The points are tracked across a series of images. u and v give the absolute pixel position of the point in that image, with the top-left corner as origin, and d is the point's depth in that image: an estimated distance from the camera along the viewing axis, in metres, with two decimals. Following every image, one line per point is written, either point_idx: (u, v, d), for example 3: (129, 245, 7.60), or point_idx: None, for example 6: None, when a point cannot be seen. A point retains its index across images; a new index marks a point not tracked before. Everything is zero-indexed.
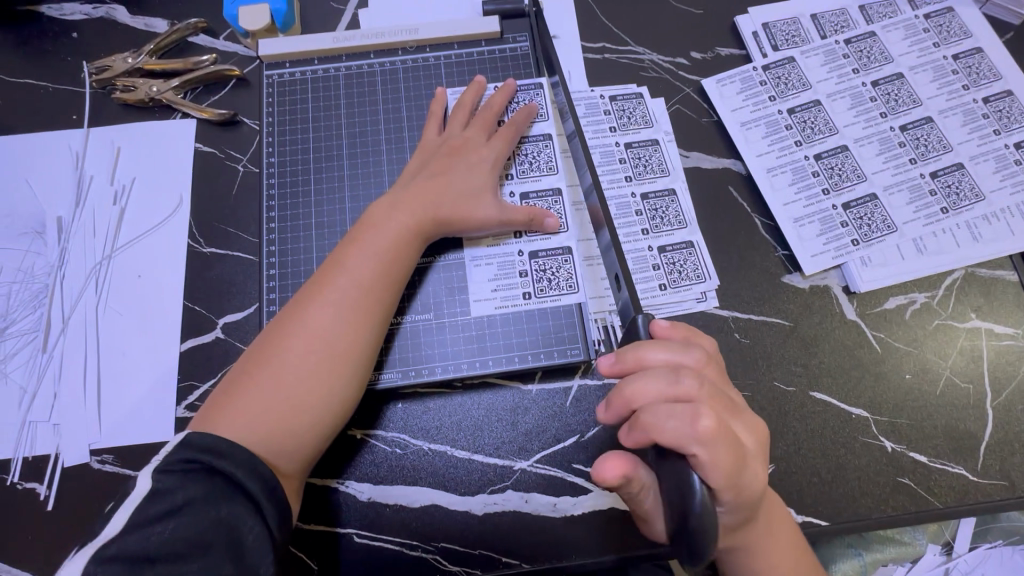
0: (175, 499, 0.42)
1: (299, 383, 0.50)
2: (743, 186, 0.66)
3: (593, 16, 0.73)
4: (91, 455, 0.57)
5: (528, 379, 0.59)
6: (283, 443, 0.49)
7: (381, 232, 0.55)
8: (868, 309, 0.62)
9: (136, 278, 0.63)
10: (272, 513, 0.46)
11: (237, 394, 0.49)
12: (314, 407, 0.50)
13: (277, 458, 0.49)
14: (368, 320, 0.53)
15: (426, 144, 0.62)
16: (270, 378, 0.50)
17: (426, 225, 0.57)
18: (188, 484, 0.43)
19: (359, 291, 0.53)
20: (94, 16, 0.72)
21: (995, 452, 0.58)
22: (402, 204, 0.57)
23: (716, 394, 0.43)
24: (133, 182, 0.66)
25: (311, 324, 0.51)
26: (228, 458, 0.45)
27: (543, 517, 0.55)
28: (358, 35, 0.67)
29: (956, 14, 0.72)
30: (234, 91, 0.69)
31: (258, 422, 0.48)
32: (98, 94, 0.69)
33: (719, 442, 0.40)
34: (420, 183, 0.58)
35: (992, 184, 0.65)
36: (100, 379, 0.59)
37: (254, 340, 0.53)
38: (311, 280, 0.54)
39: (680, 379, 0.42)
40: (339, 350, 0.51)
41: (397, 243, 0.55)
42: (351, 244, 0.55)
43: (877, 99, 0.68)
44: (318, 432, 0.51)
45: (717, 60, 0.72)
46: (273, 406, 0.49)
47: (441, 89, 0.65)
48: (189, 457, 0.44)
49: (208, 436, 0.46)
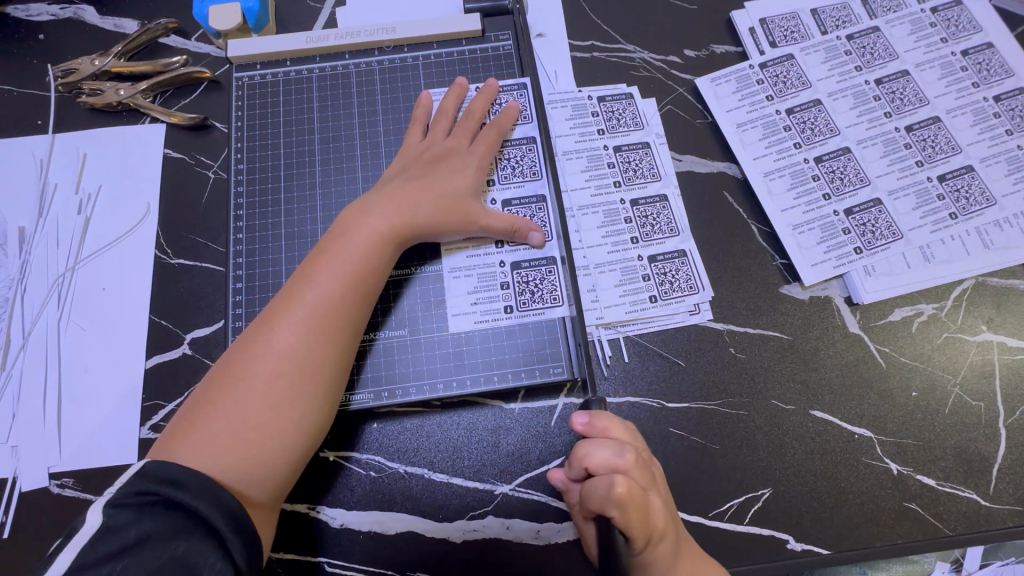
0: (129, 536, 0.40)
1: (267, 407, 0.47)
2: (738, 191, 0.63)
3: (580, 13, 0.69)
4: (49, 478, 0.54)
5: (510, 398, 0.56)
6: (250, 471, 0.46)
7: (353, 244, 0.52)
8: (873, 321, 0.58)
9: (101, 291, 0.60)
10: (238, 547, 0.42)
11: (202, 421, 0.46)
12: (283, 434, 0.47)
13: (246, 487, 0.46)
14: (339, 339, 0.50)
15: (406, 150, 0.58)
16: (236, 403, 0.47)
17: (401, 234, 0.53)
18: (144, 519, 0.40)
19: (329, 308, 0.50)
20: (61, 17, 0.70)
21: (1009, 475, 0.54)
22: (374, 213, 0.53)
23: (646, 468, 0.46)
24: (98, 191, 0.63)
25: (279, 345, 0.48)
26: (191, 491, 0.42)
27: (525, 544, 0.52)
28: (333, 33, 0.64)
29: (965, 7, 0.68)
30: (205, 94, 0.66)
31: (221, 451, 0.45)
32: (65, 98, 0.67)
33: (632, 507, 0.42)
34: (396, 191, 0.54)
35: (1003, 188, 0.61)
36: (62, 398, 0.56)
37: (219, 360, 0.50)
38: (279, 296, 0.51)
39: (620, 452, 0.45)
40: (309, 370, 0.48)
41: (371, 255, 0.52)
42: (320, 256, 0.52)
43: (881, 98, 0.65)
44: (289, 458, 0.48)
45: (711, 58, 0.68)
46: (239, 433, 0.46)
47: (427, 92, 0.61)
48: (145, 490, 0.41)
49: (168, 466, 0.43)
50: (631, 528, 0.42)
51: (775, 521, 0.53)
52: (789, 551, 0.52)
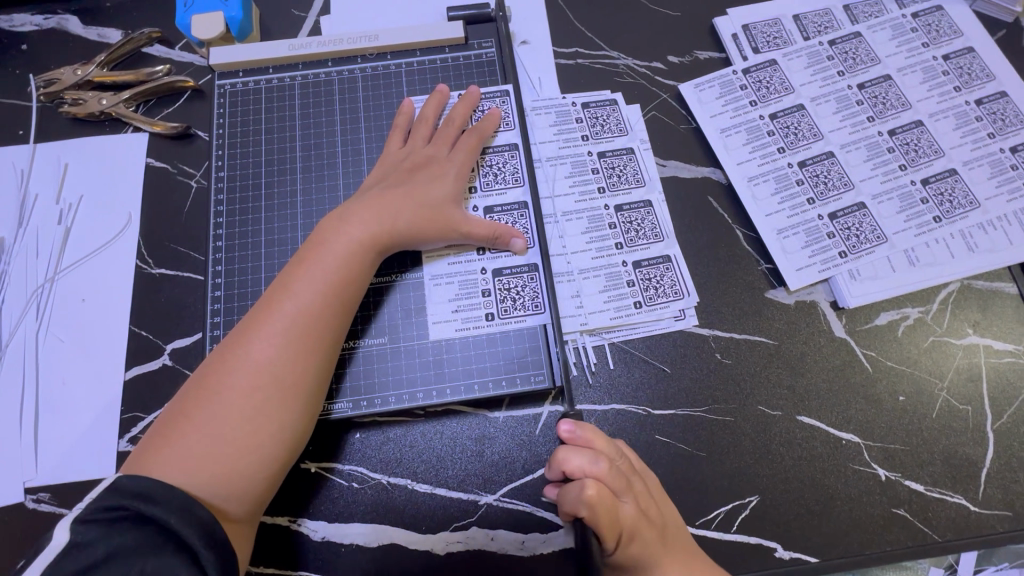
0: (98, 553, 0.39)
1: (244, 420, 0.46)
2: (722, 196, 0.63)
3: (564, 20, 0.70)
4: (25, 493, 0.53)
5: (493, 406, 0.55)
6: (227, 484, 0.45)
7: (332, 253, 0.51)
8: (858, 325, 0.58)
9: (80, 302, 0.59)
10: (211, 561, 0.41)
11: (177, 434, 0.45)
12: (261, 447, 0.47)
13: (222, 501, 0.45)
14: (319, 350, 0.49)
15: (386, 157, 0.58)
16: (213, 416, 0.46)
17: (381, 242, 0.53)
18: (113, 535, 0.40)
19: (308, 319, 0.49)
20: (44, 27, 0.69)
21: (998, 480, 0.53)
22: (353, 221, 0.53)
23: (625, 478, 0.47)
24: (79, 201, 0.63)
25: (257, 356, 0.48)
26: (163, 505, 0.42)
27: (509, 556, 0.52)
28: (315, 41, 0.64)
29: (946, 12, 0.69)
30: (188, 103, 0.66)
31: (197, 465, 0.44)
32: (47, 108, 0.66)
33: (601, 512, 0.44)
34: (376, 199, 0.54)
35: (986, 190, 0.61)
36: (38, 411, 0.56)
37: (196, 372, 0.49)
38: (258, 306, 0.50)
39: (596, 460, 0.46)
40: (288, 381, 0.48)
41: (350, 264, 0.52)
42: (300, 265, 0.51)
43: (864, 102, 0.65)
44: (267, 471, 0.47)
45: (695, 64, 0.68)
46: (215, 445, 0.45)
47: (408, 100, 0.61)
48: (115, 505, 0.40)
49: (141, 480, 0.42)
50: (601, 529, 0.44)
51: (763, 529, 0.52)
52: (778, 560, 0.51)
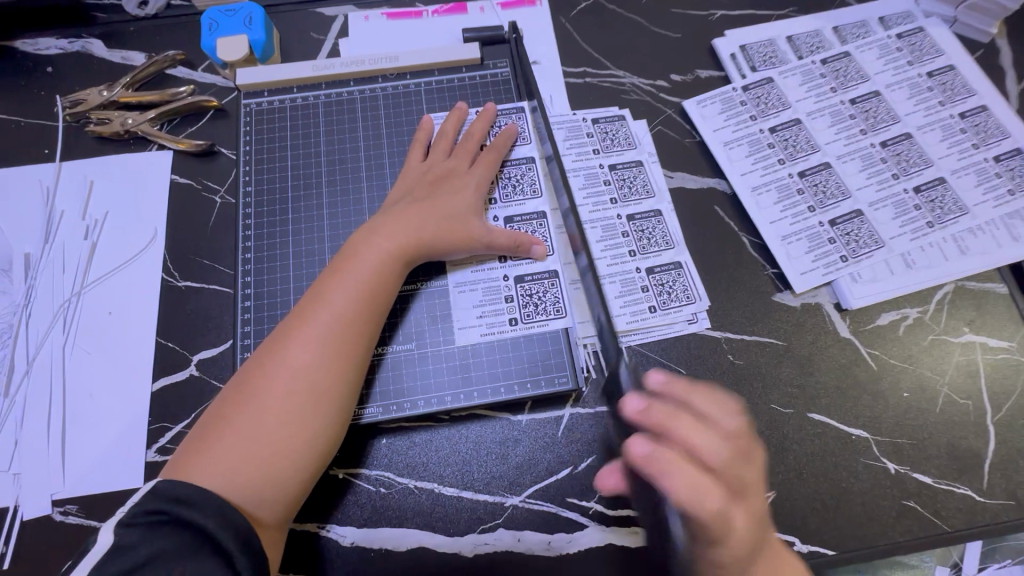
0: (139, 555, 0.39)
1: (279, 426, 0.47)
2: (728, 205, 0.66)
3: (572, 42, 0.73)
4: (53, 506, 0.53)
5: (517, 409, 0.57)
6: (262, 490, 0.46)
7: (362, 264, 0.53)
8: (862, 325, 0.61)
9: (107, 314, 0.60)
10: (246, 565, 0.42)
11: (213, 442, 0.47)
12: (295, 452, 0.48)
13: (256, 507, 0.46)
14: (351, 357, 0.51)
15: (409, 172, 0.61)
16: (248, 423, 0.47)
17: (408, 253, 0.55)
18: (155, 538, 0.40)
19: (341, 327, 0.51)
20: (69, 50, 0.72)
21: (1000, 471, 0.56)
22: (382, 233, 0.55)
23: (739, 473, 0.42)
24: (105, 217, 0.64)
25: (291, 364, 0.49)
26: (200, 509, 0.42)
27: (536, 556, 0.53)
28: (338, 62, 0.67)
29: (928, 33, 0.74)
30: (212, 121, 0.68)
31: (233, 471, 0.45)
32: (73, 128, 0.68)
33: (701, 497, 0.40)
34: (402, 212, 0.56)
35: (975, 197, 0.65)
36: (65, 423, 0.56)
37: (230, 381, 0.51)
38: (291, 316, 0.52)
39: (706, 439, 0.42)
40: (321, 388, 0.49)
41: (380, 274, 0.54)
42: (333, 275, 0.53)
43: (857, 116, 0.69)
44: (300, 476, 0.48)
45: (697, 81, 0.72)
46: (252, 451, 0.46)
47: (429, 117, 0.64)
48: (156, 509, 0.41)
49: (181, 486, 0.43)
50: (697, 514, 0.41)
51: (782, 523, 0.54)
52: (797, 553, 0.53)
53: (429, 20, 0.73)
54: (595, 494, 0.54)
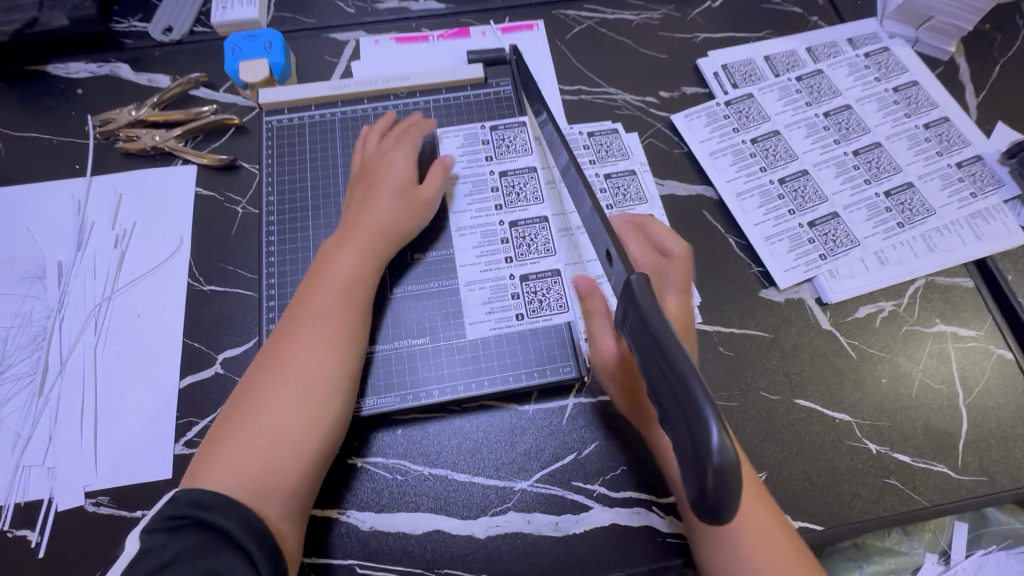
0: (164, 555, 0.43)
1: (281, 422, 0.50)
2: (715, 210, 0.71)
3: (568, 62, 0.80)
4: (85, 497, 0.56)
5: (524, 399, 0.61)
6: (274, 484, 0.49)
7: (340, 265, 0.58)
8: (841, 318, 0.66)
9: (136, 317, 0.64)
10: (264, 561, 0.45)
11: (224, 444, 0.49)
12: (301, 445, 0.50)
13: (270, 502, 0.48)
14: (341, 347, 0.54)
15: (353, 174, 0.66)
16: (253, 423, 0.50)
17: (376, 246, 0.60)
18: (177, 538, 0.44)
19: (328, 322, 0.55)
20: (98, 73, 0.77)
21: (974, 449, 0.60)
22: (352, 235, 0.59)
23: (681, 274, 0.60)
24: (133, 227, 0.68)
25: (287, 363, 0.52)
26: (217, 511, 0.45)
27: (545, 537, 0.56)
28: (353, 82, 0.73)
29: (892, 53, 0.81)
30: (233, 137, 0.73)
31: (244, 467, 0.48)
32: (103, 145, 0.73)
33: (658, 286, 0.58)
34: (359, 210, 0.61)
35: (940, 200, 0.71)
36: (97, 419, 0.59)
37: (233, 391, 0.54)
38: (283, 323, 0.56)
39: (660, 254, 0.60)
40: (315, 380, 0.52)
41: (359, 272, 0.58)
42: (315, 280, 0.57)
43: (830, 128, 0.75)
44: (309, 468, 0.51)
45: (684, 97, 0.78)
46: (258, 448, 0.49)
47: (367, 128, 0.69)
48: (178, 514, 0.45)
49: (195, 490, 0.46)
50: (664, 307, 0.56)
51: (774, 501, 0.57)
52: None
53: (435, 43, 0.79)
54: (599, 477, 0.58)
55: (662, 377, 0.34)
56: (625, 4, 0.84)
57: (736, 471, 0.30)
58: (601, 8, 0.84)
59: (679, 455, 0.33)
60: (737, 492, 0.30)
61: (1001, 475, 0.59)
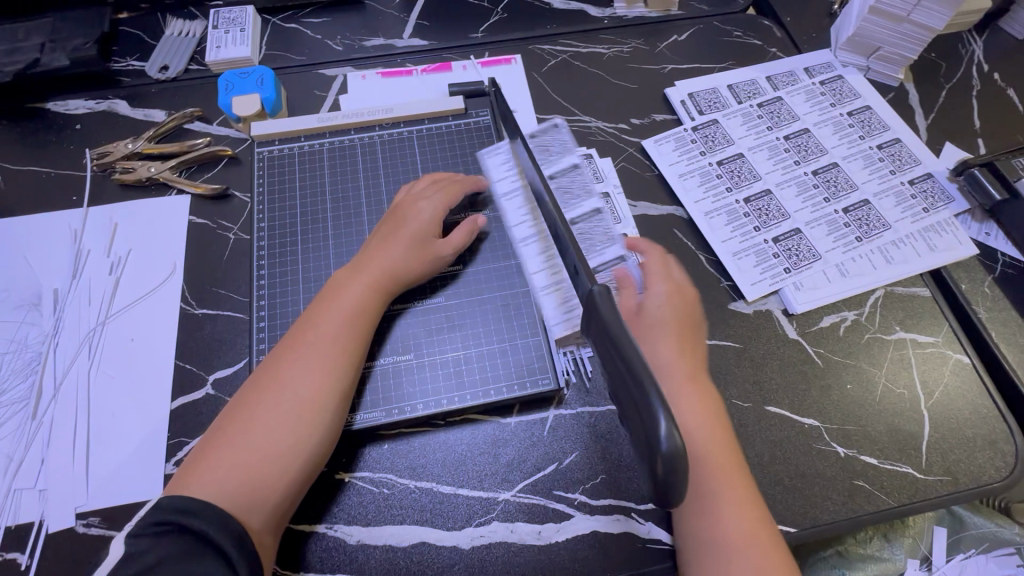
0: (148, 561, 0.45)
1: (269, 440, 0.52)
2: (685, 228, 0.75)
3: (544, 93, 0.85)
4: (75, 518, 0.57)
5: (506, 412, 0.63)
6: (256, 497, 0.51)
7: (346, 295, 0.60)
8: (807, 328, 0.69)
9: (129, 341, 0.66)
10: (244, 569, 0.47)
11: (213, 454, 0.52)
12: (286, 461, 0.52)
13: (252, 513, 0.50)
14: (336, 372, 0.56)
15: (388, 215, 0.67)
16: (243, 437, 0.52)
17: (383, 283, 0.62)
18: (160, 545, 0.46)
19: (324, 346, 0.57)
20: (95, 109, 0.80)
21: (936, 450, 0.63)
22: (363, 269, 0.62)
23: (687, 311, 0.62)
24: (128, 254, 0.71)
25: (284, 383, 0.55)
26: (201, 517, 0.47)
27: (529, 546, 0.57)
28: (340, 115, 0.77)
29: (846, 80, 0.87)
30: (225, 168, 0.77)
31: (229, 478, 0.50)
32: (99, 176, 0.76)
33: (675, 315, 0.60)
34: (377, 248, 0.64)
35: (895, 215, 0.76)
36: (89, 441, 0.61)
37: (229, 403, 0.57)
38: (283, 342, 0.58)
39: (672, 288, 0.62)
40: (308, 403, 0.54)
41: (362, 302, 0.60)
42: (321, 307, 0.60)
43: (790, 150, 0.80)
44: (291, 484, 0.52)
45: (653, 123, 0.83)
46: (243, 462, 0.51)
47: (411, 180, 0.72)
48: (163, 519, 0.47)
49: (180, 498, 0.48)
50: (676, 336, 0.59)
51: None
52: None
53: (418, 77, 0.84)
54: (579, 486, 0.60)
55: (622, 379, 0.42)
56: (597, 38, 0.90)
57: (681, 457, 0.37)
58: (575, 42, 0.90)
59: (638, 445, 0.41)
60: (684, 476, 0.38)
61: (963, 474, 0.62)
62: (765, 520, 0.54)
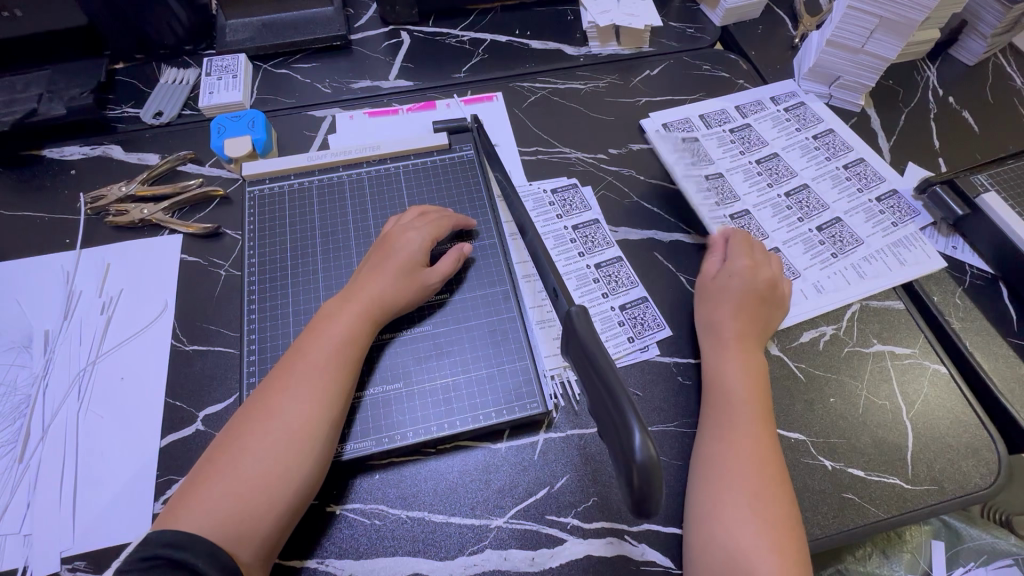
0: None
1: (258, 469, 0.53)
2: (665, 251, 0.78)
3: (526, 127, 0.89)
4: (61, 563, 0.56)
5: (496, 437, 0.64)
6: (244, 526, 0.50)
7: (336, 323, 0.61)
8: (788, 344, 0.71)
9: (120, 380, 0.66)
10: None
11: (202, 486, 0.52)
12: (274, 489, 0.52)
13: (240, 543, 0.50)
14: (326, 400, 0.57)
15: (384, 243, 0.69)
16: (232, 466, 0.53)
17: (374, 311, 0.63)
18: None
19: (315, 373, 0.58)
20: (90, 155, 0.83)
21: (922, 460, 0.64)
22: (352, 298, 0.63)
23: (757, 295, 0.68)
24: (120, 293, 0.72)
25: (275, 411, 0.56)
26: (192, 551, 0.47)
27: (522, 573, 0.57)
28: (329, 153, 0.80)
29: (808, 107, 0.92)
30: (217, 208, 0.79)
31: (217, 507, 0.50)
32: (92, 219, 0.78)
33: (745, 294, 0.68)
34: (365, 278, 0.65)
35: (867, 231, 0.79)
36: (76, 483, 0.60)
37: (219, 434, 0.57)
38: (274, 372, 0.59)
39: (752, 269, 0.70)
40: (298, 429, 0.55)
41: (352, 330, 0.61)
42: (312, 335, 0.61)
43: (763, 173, 0.84)
44: (280, 514, 0.52)
45: (631, 153, 0.87)
46: (233, 491, 0.51)
47: (416, 206, 0.74)
48: (151, 554, 0.47)
49: (170, 531, 0.49)
50: (735, 308, 0.67)
51: None
52: None
53: (404, 116, 0.88)
54: (573, 509, 0.60)
55: (599, 395, 0.44)
56: (574, 75, 0.95)
57: (655, 468, 0.39)
58: (554, 79, 0.94)
59: (616, 456, 0.43)
60: (659, 485, 0.40)
61: (949, 482, 0.63)
62: (783, 509, 0.55)
